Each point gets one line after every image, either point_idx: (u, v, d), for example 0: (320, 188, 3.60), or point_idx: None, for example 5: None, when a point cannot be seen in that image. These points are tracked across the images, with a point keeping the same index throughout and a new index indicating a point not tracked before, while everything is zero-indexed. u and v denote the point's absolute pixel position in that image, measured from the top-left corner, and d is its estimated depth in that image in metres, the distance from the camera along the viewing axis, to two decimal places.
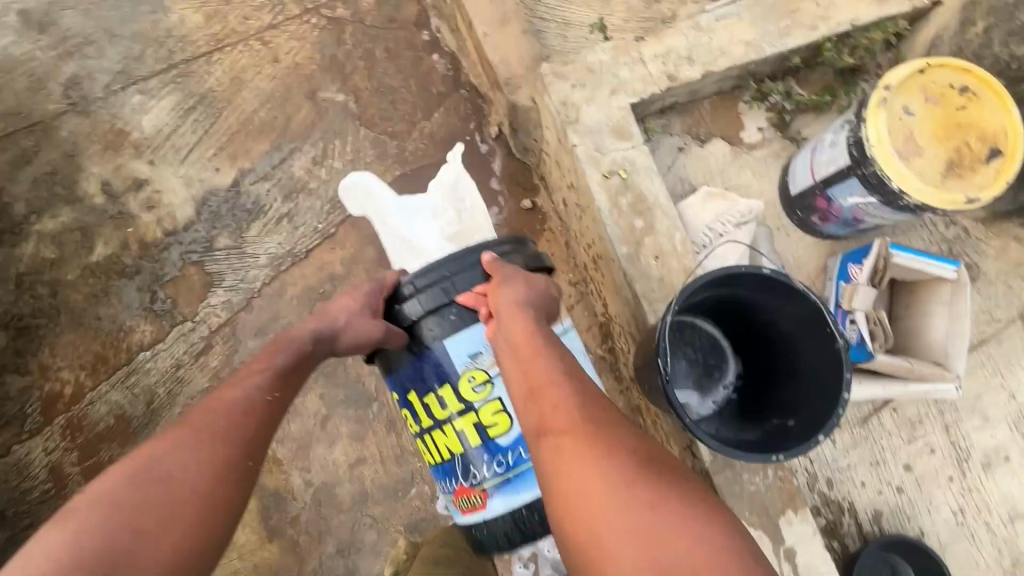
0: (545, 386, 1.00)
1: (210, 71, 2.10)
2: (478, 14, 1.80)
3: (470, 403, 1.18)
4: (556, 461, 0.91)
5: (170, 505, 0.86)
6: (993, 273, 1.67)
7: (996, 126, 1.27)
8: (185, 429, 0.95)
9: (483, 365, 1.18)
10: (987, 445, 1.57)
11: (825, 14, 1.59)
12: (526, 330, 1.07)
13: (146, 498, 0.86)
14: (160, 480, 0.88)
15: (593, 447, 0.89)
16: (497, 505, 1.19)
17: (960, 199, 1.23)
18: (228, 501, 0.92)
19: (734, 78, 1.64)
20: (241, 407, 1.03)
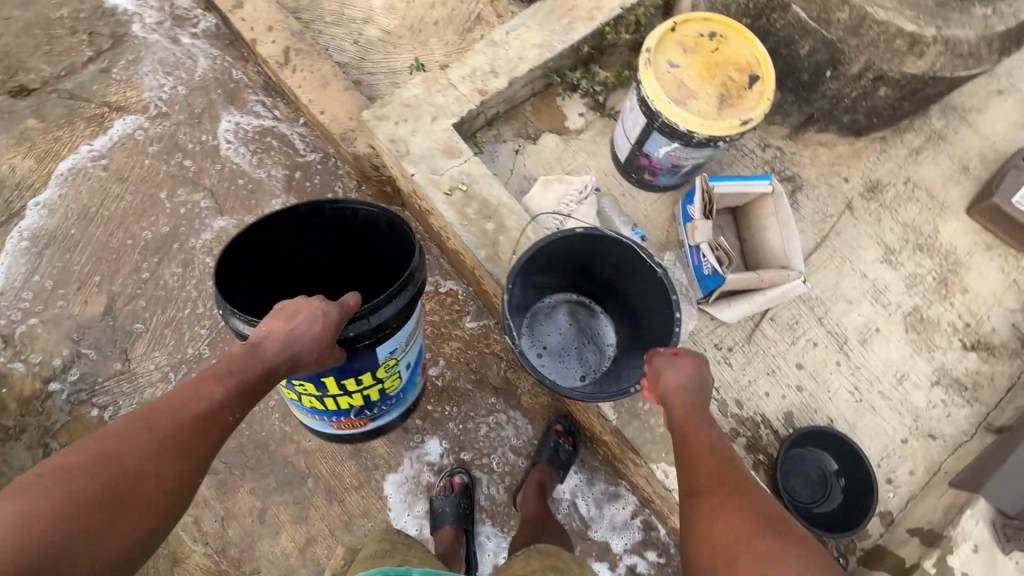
0: (706, 455, 1.03)
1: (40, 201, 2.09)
2: (300, 85, 1.90)
3: (381, 377, 1.39)
4: (707, 522, 0.94)
5: (99, 498, 0.80)
6: (813, 179, 1.89)
7: (748, 57, 1.47)
8: (147, 428, 0.88)
9: (397, 355, 1.36)
10: (859, 323, 1.73)
11: (597, 5, 1.79)
12: (688, 411, 1.11)
13: (78, 487, 0.80)
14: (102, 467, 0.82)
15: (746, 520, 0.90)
16: (374, 424, 1.61)
17: (737, 124, 1.39)
18: (170, 504, 0.87)
19: (541, 78, 1.81)
20: (205, 413, 0.94)
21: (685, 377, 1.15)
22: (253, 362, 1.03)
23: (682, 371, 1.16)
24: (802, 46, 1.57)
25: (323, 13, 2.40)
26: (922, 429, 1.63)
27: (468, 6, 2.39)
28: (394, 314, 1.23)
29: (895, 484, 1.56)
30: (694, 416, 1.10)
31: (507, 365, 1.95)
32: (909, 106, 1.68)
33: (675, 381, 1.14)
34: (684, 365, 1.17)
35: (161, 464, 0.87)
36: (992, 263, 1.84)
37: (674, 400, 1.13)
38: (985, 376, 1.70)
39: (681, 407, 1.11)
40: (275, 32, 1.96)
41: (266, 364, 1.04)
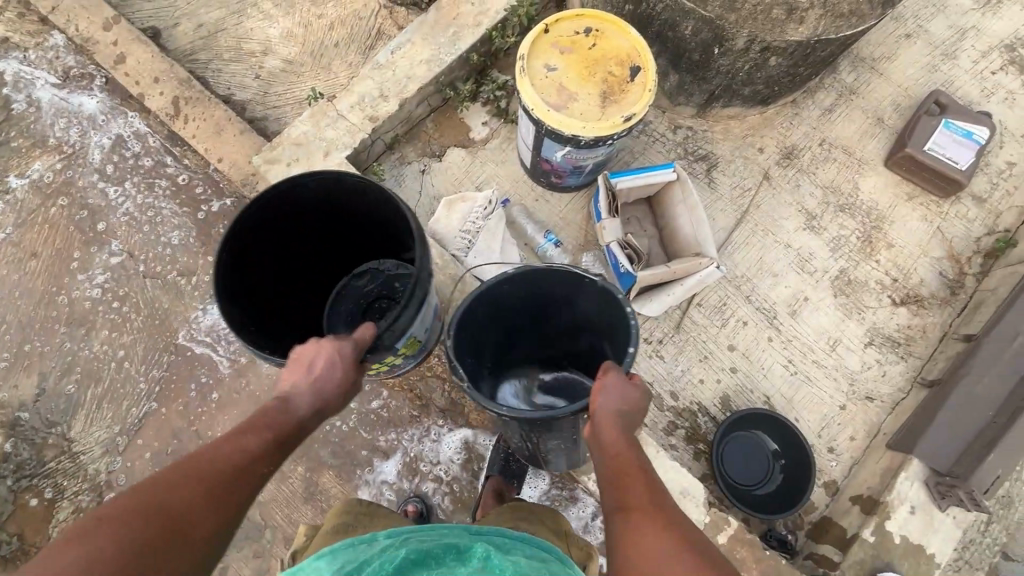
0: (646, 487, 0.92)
1: None
2: (194, 135, 1.85)
3: (406, 353, 1.33)
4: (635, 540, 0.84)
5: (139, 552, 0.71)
6: (727, 154, 1.86)
7: (626, 49, 1.43)
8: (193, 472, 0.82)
9: (418, 334, 1.30)
10: (787, 295, 1.72)
11: (481, 9, 1.74)
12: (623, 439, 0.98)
13: (126, 537, 0.72)
14: (150, 512, 0.75)
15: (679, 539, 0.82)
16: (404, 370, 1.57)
17: (620, 121, 1.36)
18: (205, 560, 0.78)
19: (435, 93, 1.76)
20: (244, 462, 0.88)
21: (619, 398, 1.03)
22: (285, 417, 0.97)
23: (619, 392, 1.03)
24: (684, 26, 1.53)
25: (220, 51, 2.33)
26: (858, 393, 1.64)
27: (366, 21, 2.33)
28: (411, 319, 1.19)
29: (836, 453, 1.57)
30: (622, 435, 0.99)
31: (451, 385, 1.94)
32: (806, 70, 1.65)
33: (604, 397, 1.02)
34: (619, 385, 1.04)
35: (203, 514, 0.79)
36: (915, 214, 1.82)
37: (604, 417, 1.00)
38: (916, 329, 1.70)
39: (609, 426, 0.99)
40: (162, 83, 1.90)
41: (297, 419, 0.98)
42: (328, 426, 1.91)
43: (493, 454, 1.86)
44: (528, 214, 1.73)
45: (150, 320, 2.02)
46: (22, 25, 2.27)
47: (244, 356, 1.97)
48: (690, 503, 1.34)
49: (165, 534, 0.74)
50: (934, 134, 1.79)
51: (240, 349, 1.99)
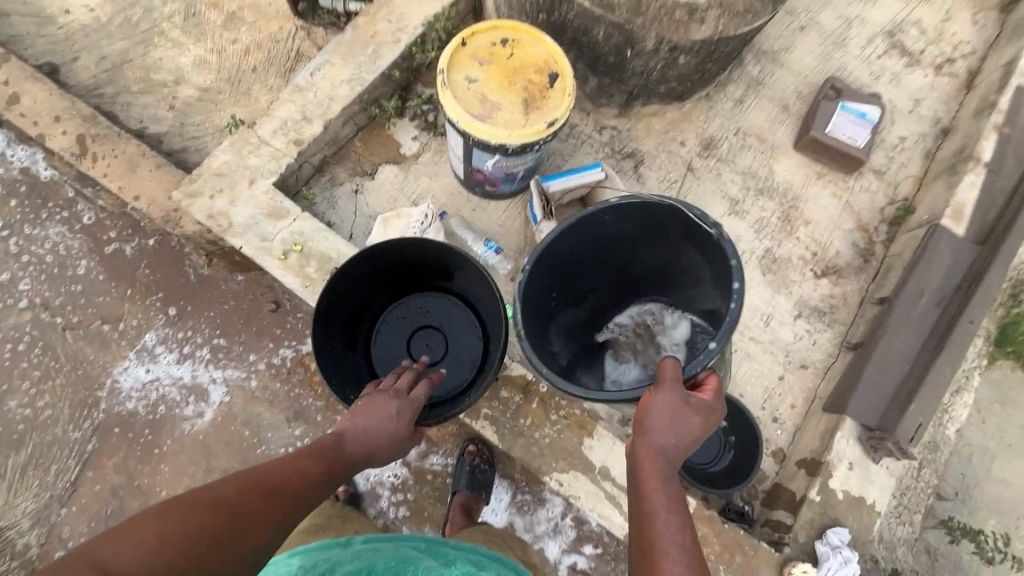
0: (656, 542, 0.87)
1: None
2: (105, 173, 1.75)
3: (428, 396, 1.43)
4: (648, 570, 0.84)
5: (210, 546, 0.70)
6: (651, 149, 1.94)
7: (543, 57, 1.47)
8: (264, 488, 0.83)
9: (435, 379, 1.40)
10: None
11: (399, 26, 1.75)
12: (653, 477, 0.94)
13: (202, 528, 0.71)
14: (222, 513, 0.75)
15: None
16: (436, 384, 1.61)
17: (544, 127, 1.40)
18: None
19: (361, 111, 1.75)
20: (304, 486, 0.90)
21: (674, 414, 0.99)
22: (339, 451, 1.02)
23: (677, 409, 0.99)
24: (596, 32, 1.59)
25: (128, 83, 2.22)
26: (793, 363, 1.74)
27: (284, 43, 2.28)
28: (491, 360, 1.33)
29: (780, 422, 1.66)
30: (665, 456, 0.97)
31: None
32: (714, 66, 1.75)
33: (660, 412, 0.99)
34: (678, 400, 1.00)
35: (267, 528, 0.79)
36: (826, 191, 1.96)
37: (649, 432, 0.99)
38: (838, 298, 1.83)
39: (654, 445, 0.97)
40: (63, 121, 1.79)
41: (344, 454, 1.03)
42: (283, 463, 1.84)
43: (459, 471, 1.83)
44: (466, 224, 1.74)
45: (73, 375, 1.88)
46: None
47: (184, 401, 1.87)
48: None
49: (255, 533, 0.76)
50: (834, 116, 1.93)
51: (179, 394, 1.88)
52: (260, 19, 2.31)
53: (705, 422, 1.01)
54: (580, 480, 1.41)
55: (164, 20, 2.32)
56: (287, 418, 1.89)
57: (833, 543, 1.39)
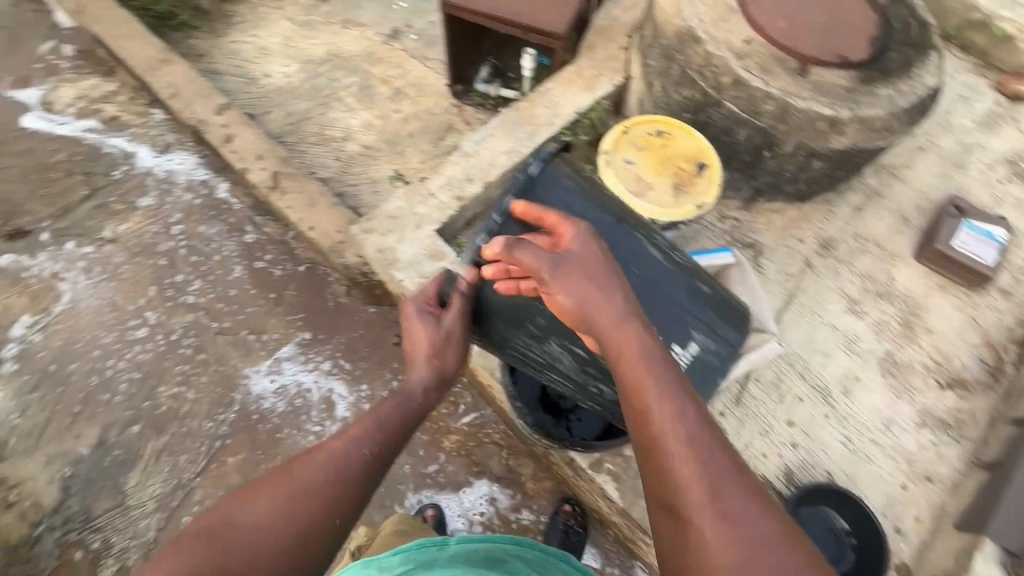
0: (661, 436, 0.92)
1: (19, 335, 2.11)
2: (289, 205, 2.05)
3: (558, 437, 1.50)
4: (674, 488, 0.89)
5: (244, 545, 0.95)
6: (771, 242, 2.04)
7: (693, 149, 1.65)
8: (295, 480, 1.06)
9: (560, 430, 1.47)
10: (838, 374, 1.82)
11: (555, 113, 2.03)
12: (629, 363, 0.99)
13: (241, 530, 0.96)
14: (252, 521, 0.98)
15: (718, 481, 0.88)
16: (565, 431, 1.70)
17: (692, 208, 1.55)
18: (300, 557, 0.99)
19: (512, 179, 1.98)
20: (340, 460, 1.11)
21: (603, 291, 1.05)
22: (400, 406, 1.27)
23: (588, 274, 1.04)
24: (739, 133, 1.78)
25: (306, 135, 2.62)
26: (917, 473, 1.68)
27: (438, 117, 2.65)
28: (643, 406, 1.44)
29: (903, 533, 1.59)
30: (646, 358, 0.99)
31: (508, 452, 1.96)
32: (842, 173, 1.88)
33: (602, 306, 1.03)
34: (579, 270, 1.05)
35: (293, 517, 1.01)
36: (949, 303, 1.97)
37: (613, 342, 1.02)
38: (965, 412, 1.78)
39: (625, 354, 1.00)
40: (264, 159, 2.14)
41: (414, 404, 1.30)
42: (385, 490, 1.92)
43: (552, 527, 1.86)
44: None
45: (217, 376, 2.09)
46: (132, 107, 2.57)
47: (307, 414, 2.04)
48: None
49: (270, 533, 0.98)
50: (959, 232, 1.98)
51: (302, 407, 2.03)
52: (421, 96, 2.71)
53: (603, 255, 1.09)
54: None
55: (343, 90, 2.76)
56: None
57: None
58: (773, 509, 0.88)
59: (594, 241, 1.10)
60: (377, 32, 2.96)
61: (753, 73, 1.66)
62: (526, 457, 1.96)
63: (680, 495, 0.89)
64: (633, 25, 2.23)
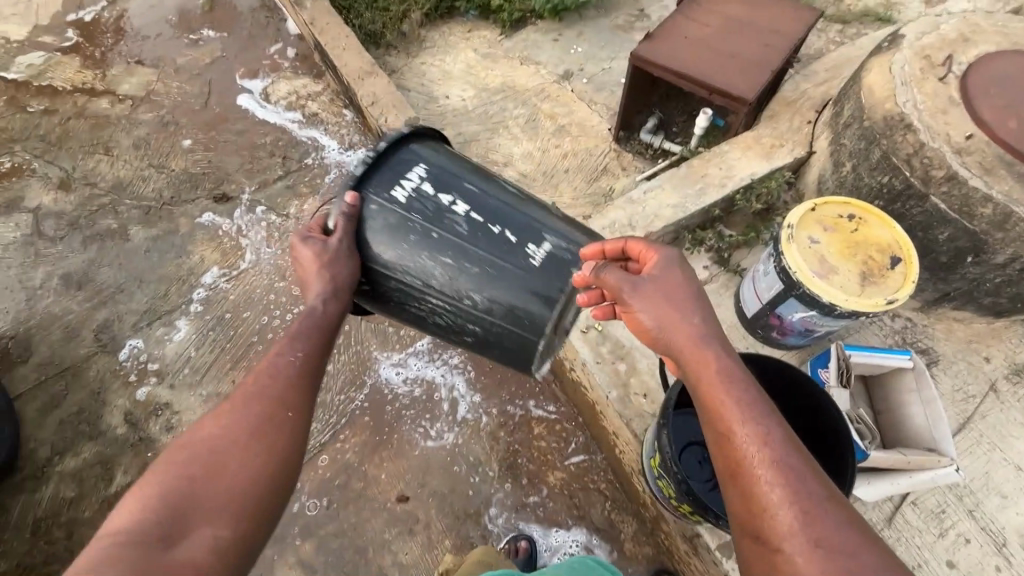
0: (736, 449, 0.93)
1: (206, 284, 2.44)
2: None
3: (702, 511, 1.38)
4: (761, 510, 0.88)
5: (208, 456, 0.99)
6: (950, 354, 1.84)
7: (888, 239, 1.55)
8: (231, 403, 1.07)
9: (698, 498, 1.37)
10: (1018, 524, 1.57)
11: (728, 175, 2.01)
12: (707, 382, 1.01)
13: (204, 447, 1.00)
14: (207, 441, 1.01)
15: (809, 506, 0.86)
16: None
17: (882, 302, 1.44)
18: (270, 444, 1.04)
19: (671, 233, 1.98)
20: (275, 371, 1.14)
21: (681, 305, 1.09)
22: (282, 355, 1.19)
23: (661, 296, 1.10)
24: (940, 231, 1.64)
25: (470, 155, 2.81)
26: None
27: (596, 158, 2.73)
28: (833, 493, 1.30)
29: None
30: (727, 378, 1.00)
31: (612, 505, 1.92)
32: None
33: (677, 324, 1.07)
34: (653, 294, 1.11)
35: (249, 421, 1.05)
36: None
37: (693, 360, 1.04)
38: None
39: (706, 376, 1.01)
40: None
41: (328, 322, 1.24)
42: (484, 509, 1.94)
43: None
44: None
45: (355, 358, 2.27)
46: (331, 107, 2.94)
47: (427, 413, 2.10)
48: None
49: (235, 437, 1.02)
50: None
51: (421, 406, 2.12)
52: (582, 136, 2.82)
53: (687, 280, 1.13)
54: None
55: (511, 119, 2.95)
56: (500, 467, 2.00)
57: None
58: (873, 535, 0.84)
59: (674, 266, 1.15)
60: (550, 71, 3.14)
61: (972, 172, 1.53)
62: (629, 515, 1.90)
63: (768, 516, 0.87)
64: (823, 100, 2.17)
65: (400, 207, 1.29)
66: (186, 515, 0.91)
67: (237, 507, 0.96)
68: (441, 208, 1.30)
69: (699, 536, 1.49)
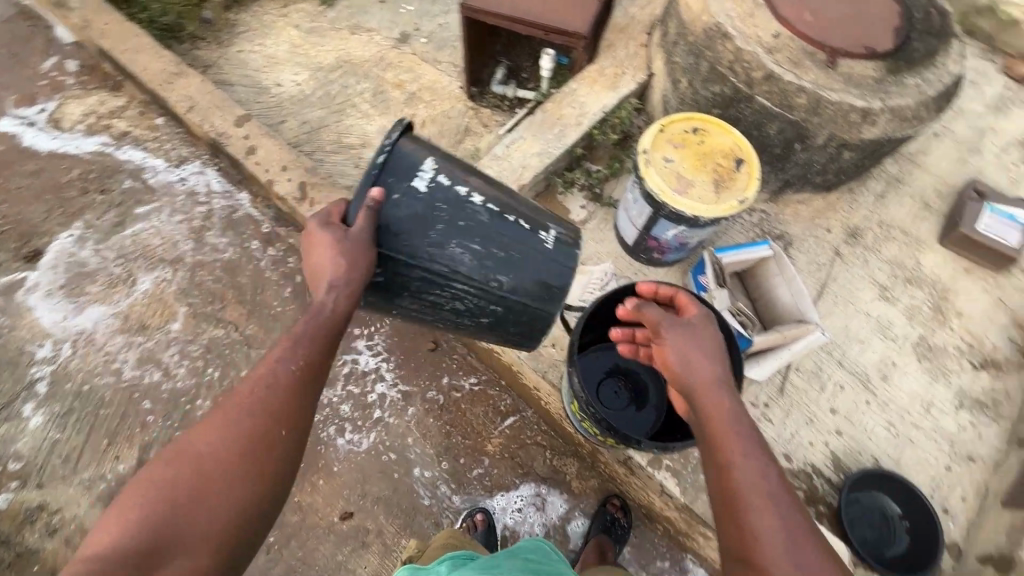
0: (735, 474, 0.98)
1: (44, 360, 2.08)
2: None
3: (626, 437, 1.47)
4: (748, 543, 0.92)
5: (190, 482, 0.96)
6: (800, 233, 2.07)
7: (729, 144, 1.67)
8: (223, 415, 1.02)
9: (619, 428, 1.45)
10: (876, 360, 1.85)
11: (582, 113, 2.03)
12: (716, 412, 1.06)
13: (189, 471, 0.97)
14: (194, 463, 0.97)
15: (797, 538, 0.90)
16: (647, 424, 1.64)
17: (735, 204, 1.56)
18: (259, 470, 1.01)
19: (543, 181, 1.99)
20: (266, 384, 1.06)
21: (706, 355, 1.12)
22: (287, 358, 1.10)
23: (686, 338, 1.14)
24: (770, 127, 1.80)
25: (322, 143, 2.60)
26: (960, 455, 1.71)
27: (455, 119, 2.64)
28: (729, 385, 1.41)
29: (951, 514, 1.62)
30: (737, 417, 1.05)
31: (552, 453, 1.98)
32: (869, 162, 1.90)
33: (699, 362, 1.11)
34: (683, 336, 1.15)
35: (234, 443, 1.00)
36: (975, 285, 2.01)
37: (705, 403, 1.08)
38: (1000, 391, 1.81)
39: (720, 419, 1.04)
40: (290, 171, 2.12)
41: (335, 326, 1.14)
42: (432, 499, 1.92)
43: (596, 516, 1.87)
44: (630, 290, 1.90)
45: None
46: (142, 121, 2.53)
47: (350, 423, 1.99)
48: None
49: (222, 464, 0.98)
50: (983, 216, 2.02)
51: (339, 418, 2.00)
52: (436, 99, 2.70)
53: (716, 336, 1.17)
54: None
55: (357, 96, 2.74)
56: (438, 453, 1.98)
57: None
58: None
59: (709, 323, 1.21)
60: (386, 37, 2.94)
61: (784, 68, 1.67)
62: (570, 456, 1.98)
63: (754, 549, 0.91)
64: (651, 22, 2.24)
65: (424, 197, 1.26)
66: (172, 543, 0.92)
67: (222, 532, 0.96)
68: (461, 199, 1.30)
69: (632, 458, 1.59)
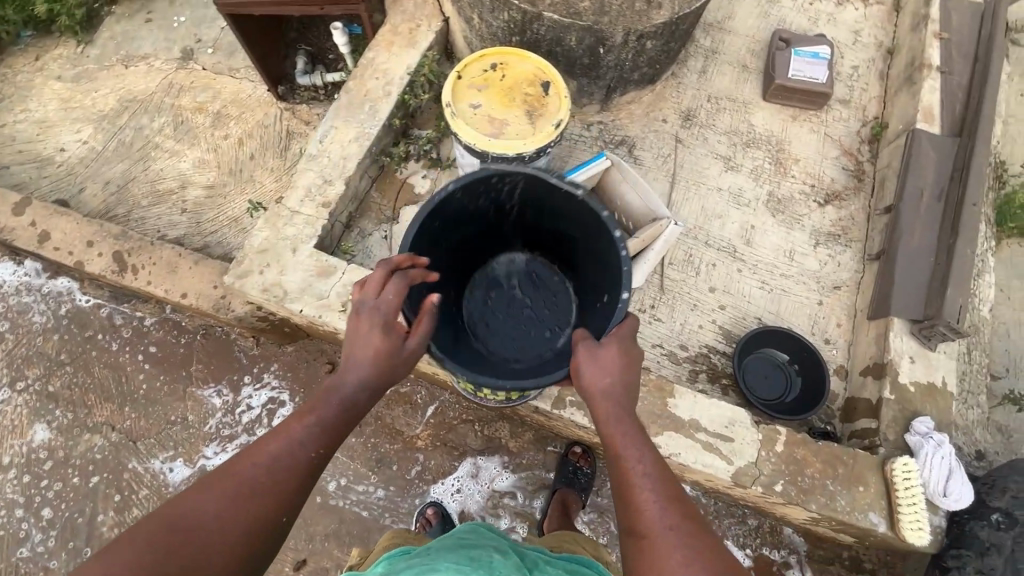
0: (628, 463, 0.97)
1: None
2: (146, 282, 1.81)
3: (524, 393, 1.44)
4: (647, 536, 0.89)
5: (177, 555, 0.76)
6: (640, 133, 2.09)
7: (531, 70, 1.61)
8: (232, 484, 0.85)
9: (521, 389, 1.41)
10: (737, 229, 1.93)
11: (387, 81, 1.90)
12: (610, 414, 1.03)
13: (182, 537, 0.78)
14: (188, 528, 0.79)
15: (673, 508, 0.91)
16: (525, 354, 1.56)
17: (552, 129, 1.53)
18: (249, 557, 0.83)
19: (372, 165, 1.87)
20: (283, 462, 0.90)
21: (611, 366, 1.07)
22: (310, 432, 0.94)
23: (593, 352, 1.08)
24: (570, 39, 1.75)
25: (137, 199, 2.31)
26: (827, 288, 1.84)
27: (273, 127, 2.42)
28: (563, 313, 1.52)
29: (833, 342, 1.75)
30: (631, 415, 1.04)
31: (480, 424, 1.96)
32: (676, 44, 1.91)
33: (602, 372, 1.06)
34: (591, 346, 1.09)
35: (237, 519, 0.82)
36: (804, 129, 2.12)
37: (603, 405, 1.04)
38: (846, 218, 1.95)
39: (614, 421, 1.03)
40: (98, 244, 1.86)
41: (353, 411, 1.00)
42: (378, 515, 1.87)
43: (560, 469, 1.87)
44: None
45: (153, 484, 1.89)
46: None
47: None
48: (742, 429, 1.45)
49: (216, 543, 0.80)
50: (791, 62, 2.10)
51: None
52: (245, 111, 2.46)
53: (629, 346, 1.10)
54: (676, 438, 1.44)
55: (157, 134, 2.44)
56: (371, 469, 1.92)
57: (922, 432, 1.43)
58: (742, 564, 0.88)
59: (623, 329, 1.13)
60: (167, 60, 2.61)
61: None
62: (498, 421, 1.97)
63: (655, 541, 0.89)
64: None
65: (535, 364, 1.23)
66: None
67: None
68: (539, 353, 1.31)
69: (541, 406, 1.59)
